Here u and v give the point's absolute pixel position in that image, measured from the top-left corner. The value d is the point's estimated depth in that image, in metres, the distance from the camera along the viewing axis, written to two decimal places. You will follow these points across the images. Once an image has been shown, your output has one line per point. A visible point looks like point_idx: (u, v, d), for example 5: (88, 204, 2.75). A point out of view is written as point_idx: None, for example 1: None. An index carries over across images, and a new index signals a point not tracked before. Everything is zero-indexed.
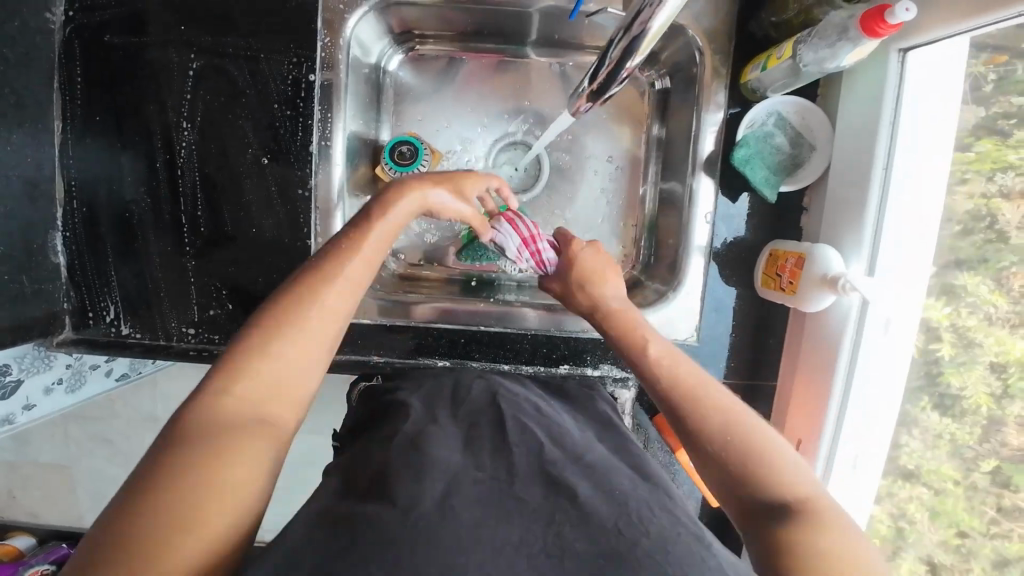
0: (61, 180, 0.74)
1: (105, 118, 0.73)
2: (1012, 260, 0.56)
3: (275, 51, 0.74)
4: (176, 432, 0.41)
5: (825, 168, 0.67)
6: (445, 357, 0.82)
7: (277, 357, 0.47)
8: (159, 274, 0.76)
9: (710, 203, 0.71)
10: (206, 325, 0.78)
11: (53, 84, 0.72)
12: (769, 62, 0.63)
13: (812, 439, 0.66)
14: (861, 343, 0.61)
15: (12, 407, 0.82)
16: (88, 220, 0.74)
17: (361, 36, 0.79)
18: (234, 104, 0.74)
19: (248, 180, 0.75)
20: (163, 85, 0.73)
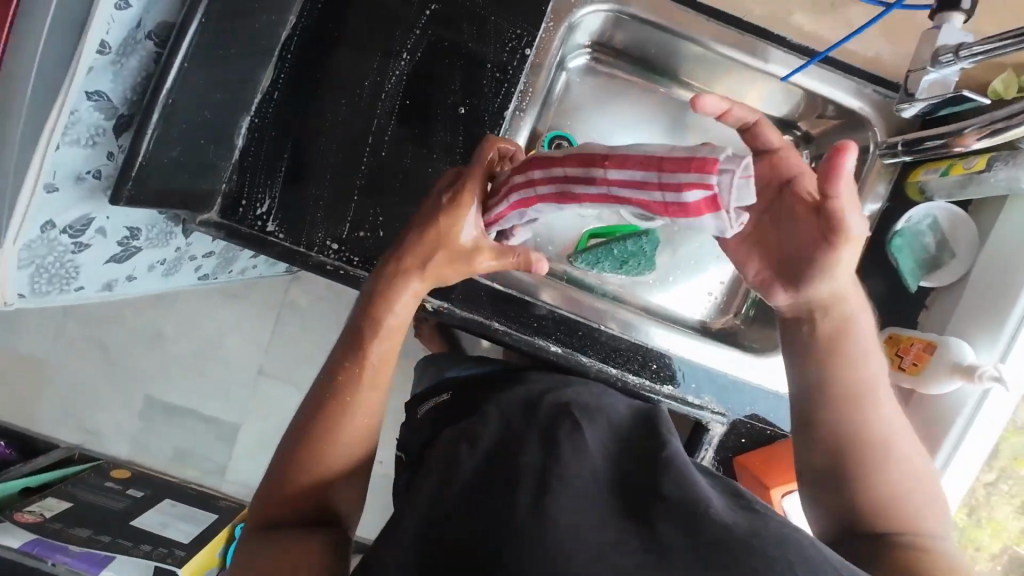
0: (272, 68, 0.74)
1: (335, 28, 0.75)
2: None
3: (505, 18, 0.77)
4: (288, 467, 0.63)
5: (963, 275, 0.73)
6: (558, 344, 0.83)
7: (344, 422, 0.64)
8: (325, 183, 0.76)
9: (845, 277, 0.77)
10: (351, 246, 0.77)
11: None
12: (952, 169, 0.70)
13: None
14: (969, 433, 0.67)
15: (117, 275, 0.76)
16: (282, 112, 0.75)
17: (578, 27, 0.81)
18: (454, 52, 0.77)
19: (441, 123, 0.78)
20: (398, 15, 0.76)
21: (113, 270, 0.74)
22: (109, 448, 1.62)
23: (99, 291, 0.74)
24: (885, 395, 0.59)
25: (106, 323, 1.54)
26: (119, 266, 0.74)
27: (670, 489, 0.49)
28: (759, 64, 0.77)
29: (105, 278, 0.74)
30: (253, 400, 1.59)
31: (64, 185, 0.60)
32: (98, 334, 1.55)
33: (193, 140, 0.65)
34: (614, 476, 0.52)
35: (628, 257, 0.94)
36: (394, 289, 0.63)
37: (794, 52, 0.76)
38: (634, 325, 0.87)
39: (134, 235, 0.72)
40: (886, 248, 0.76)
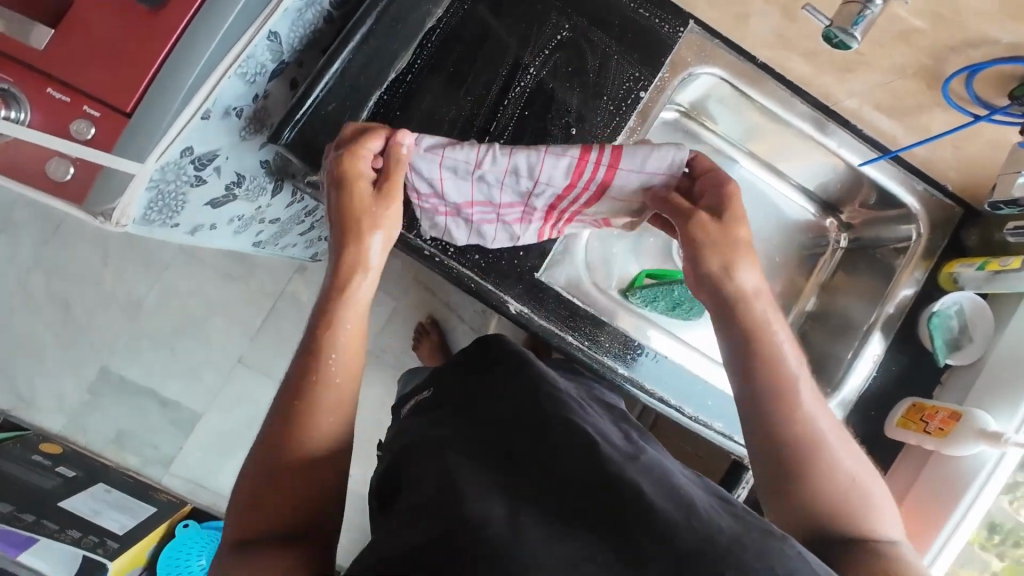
0: (408, 54, 0.77)
1: (473, 32, 0.79)
2: None
3: (627, 60, 0.82)
4: (268, 460, 0.56)
5: (978, 359, 0.88)
6: (626, 369, 0.85)
7: (322, 425, 0.58)
8: None
9: (879, 348, 0.91)
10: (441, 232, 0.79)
11: None
12: (987, 266, 0.84)
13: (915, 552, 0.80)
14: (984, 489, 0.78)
15: (205, 220, 0.71)
16: (409, 96, 0.77)
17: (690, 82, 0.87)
18: (575, 77, 0.81)
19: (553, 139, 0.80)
20: (532, 34, 0.80)
21: (205, 214, 0.69)
22: (40, 418, 1.39)
23: (186, 233, 0.70)
24: (810, 386, 0.61)
25: (78, 281, 1.40)
26: (213, 210, 0.70)
27: (629, 487, 0.46)
28: (839, 150, 0.88)
29: (197, 221, 0.69)
30: (223, 391, 1.43)
31: (215, 117, 0.58)
32: (65, 293, 1.40)
33: None
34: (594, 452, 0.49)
35: (677, 303, 0.97)
36: (350, 312, 0.61)
37: (865, 143, 0.88)
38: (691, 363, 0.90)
39: (239, 181, 0.69)
40: (927, 327, 0.89)
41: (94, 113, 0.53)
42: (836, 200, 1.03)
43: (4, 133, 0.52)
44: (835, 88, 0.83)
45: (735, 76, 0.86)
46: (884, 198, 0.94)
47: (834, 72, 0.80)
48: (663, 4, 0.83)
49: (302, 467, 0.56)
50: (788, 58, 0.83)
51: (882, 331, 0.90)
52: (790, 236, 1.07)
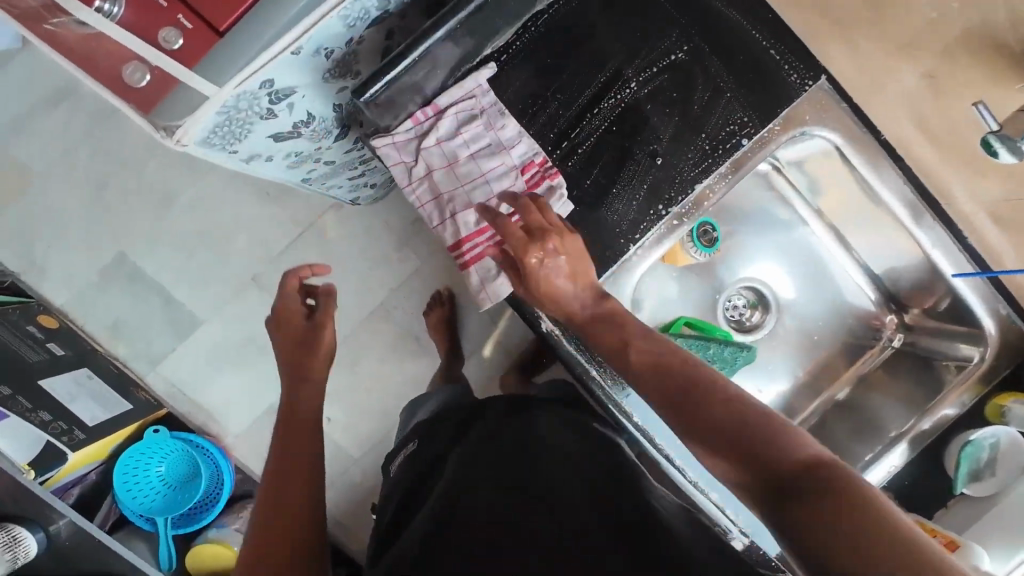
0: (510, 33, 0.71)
1: (582, 28, 0.72)
2: None
3: (739, 101, 0.73)
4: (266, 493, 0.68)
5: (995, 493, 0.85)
6: (641, 419, 0.78)
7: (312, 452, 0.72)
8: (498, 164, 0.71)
9: (898, 459, 0.89)
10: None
11: None
12: None
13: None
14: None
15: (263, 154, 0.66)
16: (497, 79, 0.72)
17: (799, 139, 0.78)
18: (679, 103, 0.72)
19: (632, 165, 0.72)
20: (644, 46, 0.72)
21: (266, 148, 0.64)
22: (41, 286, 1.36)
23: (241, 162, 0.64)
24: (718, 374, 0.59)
25: (110, 159, 1.35)
26: (287, 142, 0.65)
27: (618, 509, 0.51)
28: (932, 246, 0.82)
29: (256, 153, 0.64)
30: (226, 306, 1.39)
31: (306, 53, 0.52)
32: (93, 168, 1.35)
33: None
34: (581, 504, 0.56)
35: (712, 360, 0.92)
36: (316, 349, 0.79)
37: (965, 254, 0.82)
38: None
39: (309, 123, 0.64)
40: (957, 452, 0.86)
41: (186, 23, 0.46)
42: (904, 298, 0.97)
43: (90, 23, 0.45)
44: None
45: (847, 143, 0.79)
46: (957, 314, 0.88)
47: None
48: (798, 47, 0.74)
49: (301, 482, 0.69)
50: None
51: (909, 444, 0.89)
52: (847, 320, 1.01)
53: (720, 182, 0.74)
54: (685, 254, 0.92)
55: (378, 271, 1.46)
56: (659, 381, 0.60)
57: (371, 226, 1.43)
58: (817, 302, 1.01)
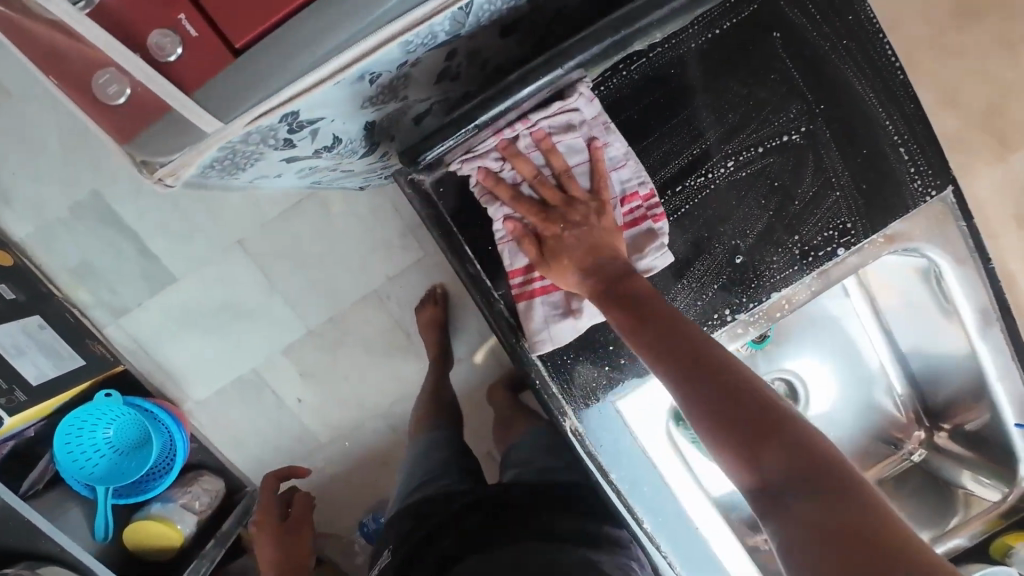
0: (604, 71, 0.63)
1: (690, 83, 0.65)
2: None
3: (845, 205, 0.66)
4: None
5: None
6: (652, 524, 0.71)
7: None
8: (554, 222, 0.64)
9: None
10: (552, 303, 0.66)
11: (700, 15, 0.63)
12: None
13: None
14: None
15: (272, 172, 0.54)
16: (582, 120, 0.65)
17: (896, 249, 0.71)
18: (783, 197, 0.66)
19: (708, 253, 0.66)
20: (756, 121, 0.65)
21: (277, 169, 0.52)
22: None
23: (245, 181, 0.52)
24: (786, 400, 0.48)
25: None
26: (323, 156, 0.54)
27: None
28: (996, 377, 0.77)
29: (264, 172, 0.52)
30: (204, 268, 1.25)
31: (344, 84, 0.41)
32: None
33: None
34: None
35: None
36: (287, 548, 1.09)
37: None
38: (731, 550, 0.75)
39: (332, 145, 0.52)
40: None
41: (189, 29, 0.37)
42: (941, 414, 0.92)
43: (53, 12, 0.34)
44: None
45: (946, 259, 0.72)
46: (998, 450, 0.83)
47: None
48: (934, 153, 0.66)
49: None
50: None
51: None
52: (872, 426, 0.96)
53: (800, 290, 0.69)
54: None
55: (377, 255, 1.30)
56: (722, 400, 0.47)
57: (377, 206, 1.28)
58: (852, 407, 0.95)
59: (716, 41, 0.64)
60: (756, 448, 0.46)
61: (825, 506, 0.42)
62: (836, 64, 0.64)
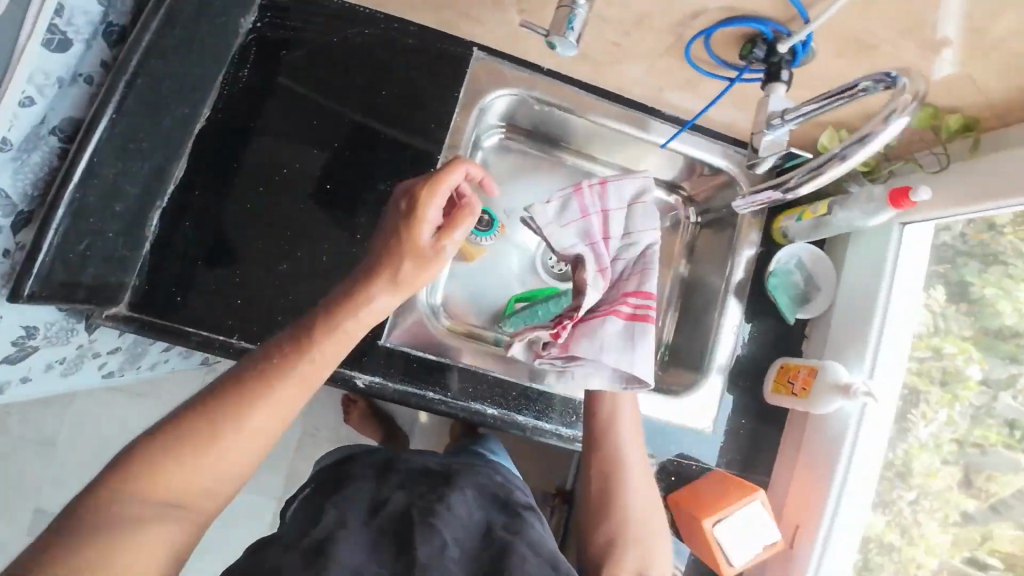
0: (186, 155, 0.77)
1: (251, 119, 0.80)
2: (932, 432, 0.83)
3: (424, 110, 0.84)
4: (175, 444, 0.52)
5: (827, 307, 0.87)
6: (492, 407, 0.84)
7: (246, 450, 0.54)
8: (239, 279, 0.77)
9: (736, 317, 0.90)
10: (282, 316, 0.77)
11: (219, 77, 0.78)
12: (804, 216, 0.84)
13: (813, 504, 0.82)
14: (854, 446, 0.79)
15: (11, 373, 0.77)
16: (195, 201, 0.78)
17: (487, 111, 0.89)
18: (373, 137, 0.82)
19: (366, 206, 0.81)
20: (325, 108, 0.81)
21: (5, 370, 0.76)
22: None
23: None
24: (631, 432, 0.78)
25: None
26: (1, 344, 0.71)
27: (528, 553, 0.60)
28: (632, 127, 0.91)
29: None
30: None
31: None
32: None
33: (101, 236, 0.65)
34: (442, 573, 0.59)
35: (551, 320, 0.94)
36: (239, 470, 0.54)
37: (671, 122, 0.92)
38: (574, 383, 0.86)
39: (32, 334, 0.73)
40: (763, 288, 0.90)
41: None
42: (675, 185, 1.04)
43: None
44: (621, 81, 0.87)
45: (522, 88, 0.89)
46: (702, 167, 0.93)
47: (612, 67, 0.81)
48: (444, 41, 0.85)
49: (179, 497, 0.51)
50: (570, 62, 0.86)
51: (736, 297, 0.90)
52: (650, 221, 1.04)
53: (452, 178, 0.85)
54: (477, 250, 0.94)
55: None
56: (597, 446, 0.77)
57: None
58: None
59: (246, 79, 0.80)
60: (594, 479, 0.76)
61: (620, 468, 0.75)
62: (338, 36, 0.82)
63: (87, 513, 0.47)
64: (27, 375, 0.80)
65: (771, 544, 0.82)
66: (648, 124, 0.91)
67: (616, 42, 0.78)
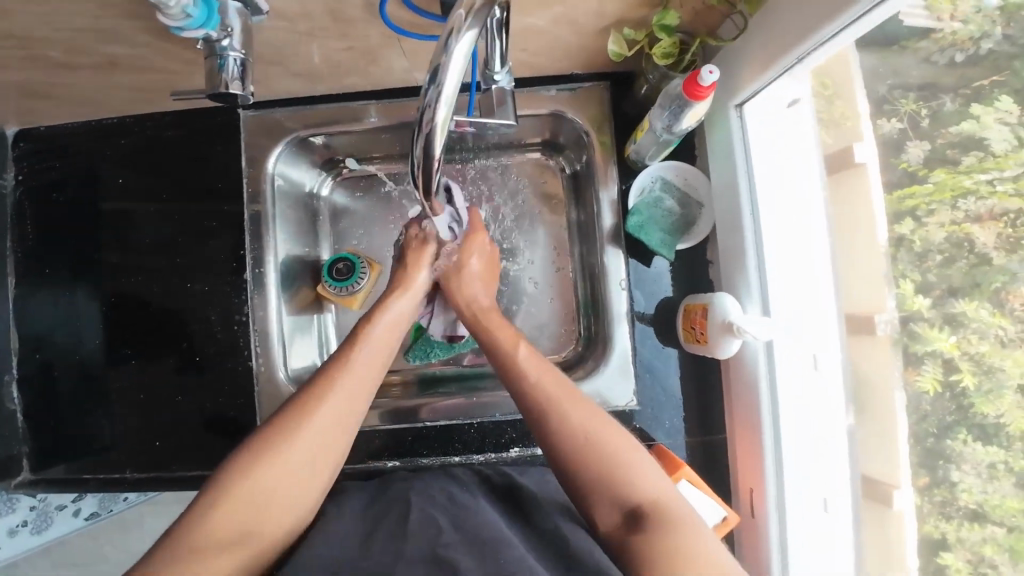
0: (16, 325, 0.82)
1: (57, 267, 0.83)
2: (1003, 279, 0.54)
3: (209, 192, 0.82)
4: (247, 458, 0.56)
5: (713, 226, 0.73)
6: (393, 458, 0.81)
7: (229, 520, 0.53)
8: (107, 418, 0.81)
9: (623, 270, 0.77)
10: (157, 438, 0.80)
11: (10, 243, 0.83)
12: (637, 134, 0.71)
13: (757, 464, 0.68)
14: (778, 388, 0.64)
15: None
16: (40, 365, 0.82)
17: (286, 168, 0.85)
18: (176, 240, 0.82)
19: (194, 309, 0.82)
20: (120, 231, 0.83)
21: None
22: None
23: None
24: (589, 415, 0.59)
25: None
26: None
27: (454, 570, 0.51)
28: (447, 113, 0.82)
29: None
30: None
31: None
32: None
33: None
34: (428, 554, 0.54)
35: (452, 336, 0.90)
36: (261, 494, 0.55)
37: None
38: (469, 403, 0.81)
39: None
40: (630, 232, 0.75)
41: None
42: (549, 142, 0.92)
43: None
44: (398, 74, 0.77)
45: (305, 125, 0.83)
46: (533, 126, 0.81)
47: (359, 68, 0.74)
48: (205, 118, 0.82)
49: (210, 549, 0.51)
50: (336, 78, 0.77)
51: (614, 242, 0.77)
52: (537, 184, 0.95)
53: (276, 247, 0.82)
54: (349, 297, 0.89)
55: None
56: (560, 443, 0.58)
57: None
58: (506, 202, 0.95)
59: (33, 232, 0.83)
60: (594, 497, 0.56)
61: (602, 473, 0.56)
62: (101, 158, 0.83)
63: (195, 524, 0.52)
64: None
65: (721, 523, 0.69)
66: None
67: (343, 46, 0.67)
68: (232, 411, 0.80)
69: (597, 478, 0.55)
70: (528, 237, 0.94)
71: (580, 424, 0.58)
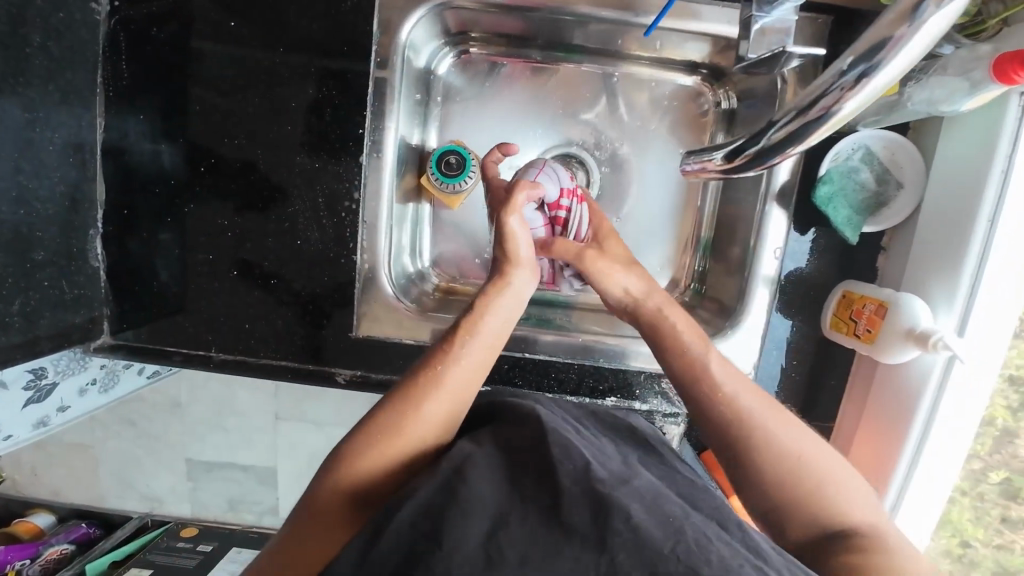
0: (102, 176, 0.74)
1: (148, 112, 0.72)
2: None
3: (325, 55, 0.71)
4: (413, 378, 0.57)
5: (916, 207, 0.64)
6: (486, 384, 0.78)
7: (397, 427, 0.54)
8: (193, 295, 0.76)
9: (780, 237, 0.68)
10: (247, 321, 0.76)
11: (96, 79, 0.70)
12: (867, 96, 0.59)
13: (882, 469, 0.64)
14: (939, 404, 0.59)
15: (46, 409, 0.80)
16: (125, 223, 0.75)
17: (414, 48, 0.74)
18: (285, 108, 0.72)
19: (296, 189, 0.73)
20: (218, 86, 0.72)
21: (37, 409, 0.78)
22: None
23: (29, 429, 0.79)
24: (784, 422, 0.55)
25: None
26: (12, 391, 0.74)
27: (617, 518, 0.44)
28: (612, 14, 0.71)
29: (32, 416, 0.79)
30: None
31: None
32: None
33: (40, 288, 0.66)
34: None
35: None
36: (427, 407, 0.55)
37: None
38: (564, 340, 0.77)
39: (38, 375, 0.76)
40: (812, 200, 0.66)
41: None
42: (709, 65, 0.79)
43: None
44: None
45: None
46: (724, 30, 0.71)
47: None
48: None
49: (355, 476, 0.52)
50: None
51: (781, 202, 0.67)
52: (677, 112, 0.83)
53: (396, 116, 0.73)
54: (453, 197, 0.81)
55: None
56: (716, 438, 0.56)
57: None
58: (640, 124, 0.83)
59: (122, 68, 0.71)
60: (779, 521, 0.53)
61: (797, 496, 0.52)
62: None
63: (372, 421, 0.55)
64: (64, 403, 0.82)
65: None
66: (624, 5, 0.70)
67: None
68: (328, 302, 0.76)
69: (807, 507, 0.52)
70: (657, 165, 0.83)
71: (784, 444, 0.54)
